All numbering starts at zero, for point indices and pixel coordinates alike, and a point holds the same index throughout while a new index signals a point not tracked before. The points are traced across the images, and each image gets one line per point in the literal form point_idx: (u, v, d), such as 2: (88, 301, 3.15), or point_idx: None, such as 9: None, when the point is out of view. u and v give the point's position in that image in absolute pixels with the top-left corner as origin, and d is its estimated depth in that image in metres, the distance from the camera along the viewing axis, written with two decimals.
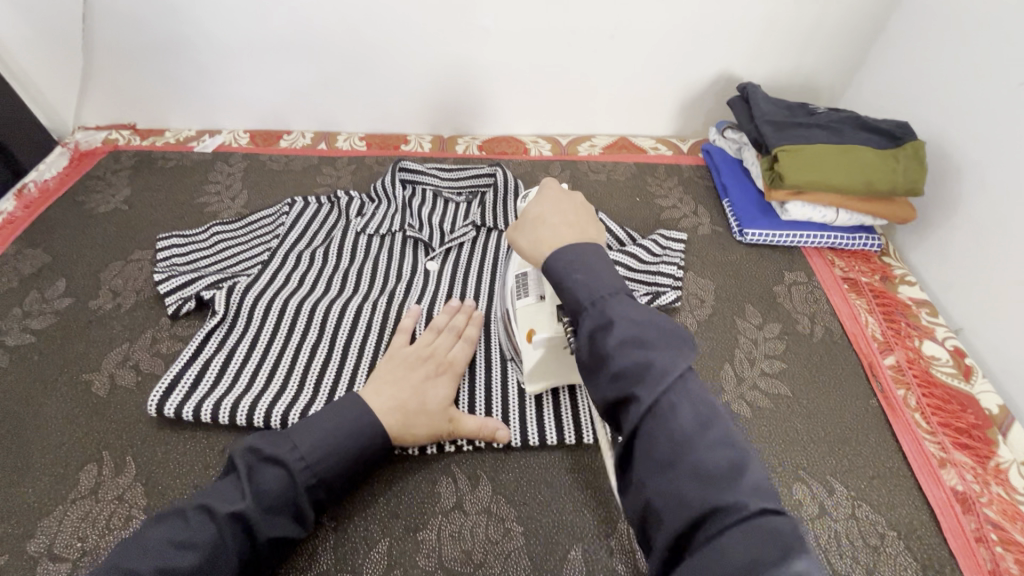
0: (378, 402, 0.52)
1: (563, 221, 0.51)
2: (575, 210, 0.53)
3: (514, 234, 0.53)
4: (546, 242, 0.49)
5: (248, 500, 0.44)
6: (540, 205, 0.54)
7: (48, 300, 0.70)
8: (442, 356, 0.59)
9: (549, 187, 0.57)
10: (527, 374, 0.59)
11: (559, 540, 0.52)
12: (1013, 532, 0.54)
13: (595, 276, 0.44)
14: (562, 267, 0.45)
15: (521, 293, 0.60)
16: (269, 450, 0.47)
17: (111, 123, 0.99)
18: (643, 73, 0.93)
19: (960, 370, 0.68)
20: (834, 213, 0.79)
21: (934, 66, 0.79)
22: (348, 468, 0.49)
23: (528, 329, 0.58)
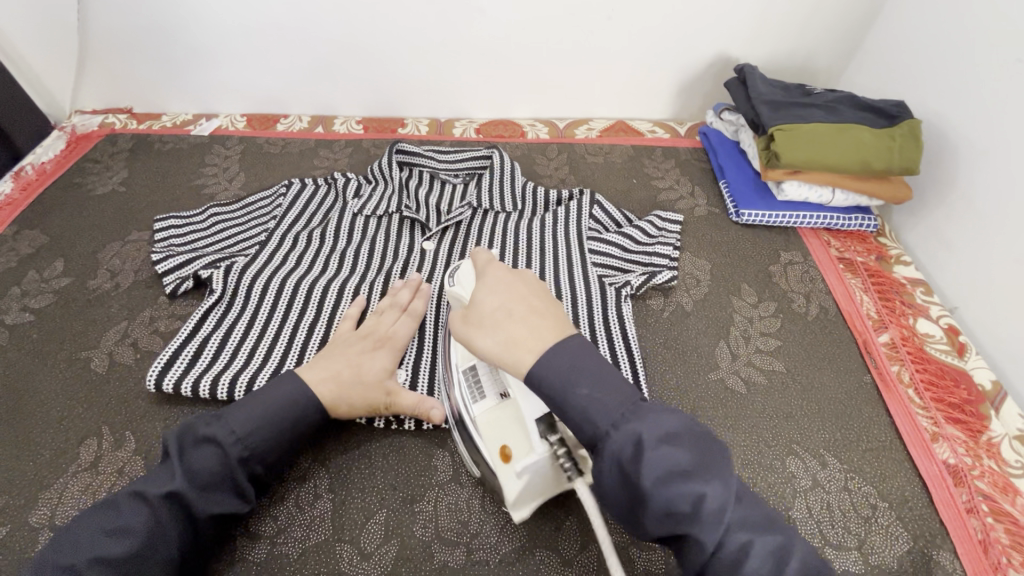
0: (310, 374, 0.53)
1: (524, 304, 0.48)
2: (532, 292, 0.50)
3: (476, 335, 0.48)
4: (522, 342, 0.45)
5: (179, 480, 0.45)
6: (494, 296, 0.50)
7: (46, 280, 0.70)
8: (383, 333, 0.59)
9: (495, 270, 0.53)
10: (510, 503, 0.47)
11: (554, 511, 0.53)
12: (1004, 503, 0.55)
13: (598, 382, 0.42)
14: (562, 382, 0.42)
15: (475, 395, 0.51)
16: (200, 430, 0.47)
17: (108, 107, 0.99)
18: (640, 55, 0.92)
19: (953, 347, 0.68)
20: (830, 193, 0.79)
21: (930, 46, 0.79)
22: (281, 440, 0.50)
23: (500, 449, 0.48)
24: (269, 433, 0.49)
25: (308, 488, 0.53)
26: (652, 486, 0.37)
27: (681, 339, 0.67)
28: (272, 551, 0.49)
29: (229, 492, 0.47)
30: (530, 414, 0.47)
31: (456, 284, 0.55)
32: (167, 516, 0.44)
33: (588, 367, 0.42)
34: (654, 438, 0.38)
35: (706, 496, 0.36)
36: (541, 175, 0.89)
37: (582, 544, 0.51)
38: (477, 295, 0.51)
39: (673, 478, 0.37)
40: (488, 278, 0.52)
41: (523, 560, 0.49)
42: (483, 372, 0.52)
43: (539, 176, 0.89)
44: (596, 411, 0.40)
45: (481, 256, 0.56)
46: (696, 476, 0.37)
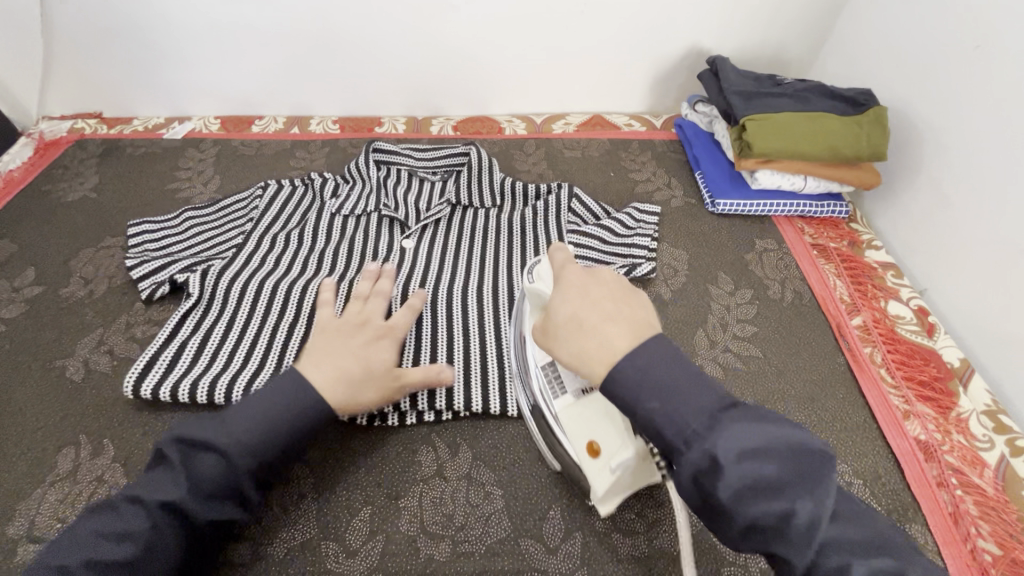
0: (316, 374, 0.50)
1: (601, 311, 0.46)
2: (614, 294, 0.48)
3: (554, 345, 0.47)
4: (599, 354, 0.43)
5: (182, 490, 0.44)
6: (567, 300, 0.48)
7: (17, 289, 0.69)
8: (382, 323, 0.57)
9: (569, 271, 0.51)
10: (600, 498, 0.48)
11: (538, 501, 0.53)
12: (973, 476, 0.57)
13: (672, 399, 0.40)
14: (631, 390, 0.41)
15: (555, 389, 0.53)
16: (201, 437, 0.45)
17: (77, 112, 0.97)
18: (615, 48, 0.93)
19: (923, 328, 0.70)
20: (802, 180, 0.80)
21: (895, 34, 0.81)
22: (285, 448, 0.47)
23: (587, 444, 0.49)
24: (272, 441, 0.46)
25: (292, 489, 0.53)
26: (729, 500, 0.36)
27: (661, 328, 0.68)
28: (257, 552, 0.49)
29: (232, 502, 0.46)
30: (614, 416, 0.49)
31: (535, 280, 0.55)
32: (166, 524, 0.43)
33: (656, 381, 0.40)
34: (733, 458, 0.37)
35: (796, 512, 0.35)
36: (519, 170, 0.90)
37: (566, 532, 0.51)
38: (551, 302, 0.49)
39: (757, 493, 0.36)
40: (566, 275, 0.50)
41: (508, 550, 0.50)
42: (561, 368, 0.53)
43: (518, 172, 0.89)
44: (669, 424, 0.39)
45: (558, 254, 0.54)
46: (784, 492, 0.36)
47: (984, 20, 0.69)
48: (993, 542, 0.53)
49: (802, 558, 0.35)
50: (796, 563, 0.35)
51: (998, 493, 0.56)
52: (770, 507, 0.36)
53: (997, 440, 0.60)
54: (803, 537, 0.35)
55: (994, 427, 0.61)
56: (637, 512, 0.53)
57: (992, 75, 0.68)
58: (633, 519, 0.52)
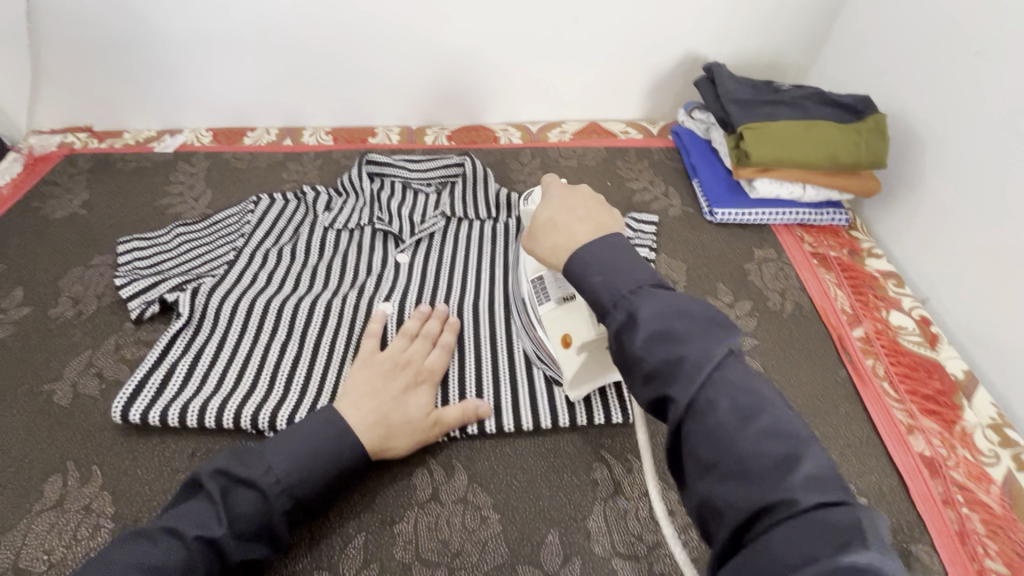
0: (357, 417, 0.51)
1: (574, 215, 0.49)
2: (591, 202, 0.51)
3: (531, 243, 0.51)
4: (563, 244, 0.47)
5: (223, 527, 0.43)
6: (548, 207, 0.51)
7: (4, 310, 0.67)
8: (420, 365, 0.58)
9: (556, 188, 0.54)
10: (569, 383, 0.56)
11: (536, 525, 0.52)
12: (979, 492, 0.56)
13: (615, 272, 0.41)
14: (579, 268, 0.43)
15: (541, 297, 0.59)
16: (242, 472, 0.46)
17: (67, 126, 0.96)
18: (610, 55, 0.92)
19: (925, 338, 0.69)
20: (801, 188, 0.79)
21: (894, 39, 0.80)
22: (327, 484, 0.48)
23: (563, 337, 0.56)
24: (314, 476, 0.48)
25: None
26: (640, 346, 0.37)
27: None
28: None
29: (263, 539, 0.46)
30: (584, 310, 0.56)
31: (529, 204, 0.59)
32: (201, 563, 0.42)
33: (607, 262, 0.42)
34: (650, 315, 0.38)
35: (686, 356, 0.36)
36: (515, 180, 0.89)
37: (565, 558, 0.50)
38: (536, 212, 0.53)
39: (659, 341, 0.37)
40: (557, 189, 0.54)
41: None
42: (548, 281, 0.59)
43: (514, 182, 0.88)
44: (606, 292, 0.41)
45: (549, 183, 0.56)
46: (684, 340, 0.36)
47: (984, 25, 0.68)
48: (1001, 562, 0.52)
49: (685, 393, 0.35)
50: (680, 401, 0.35)
51: (1005, 510, 0.55)
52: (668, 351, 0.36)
53: (1002, 454, 0.59)
54: (690, 377, 0.35)
55: (1000, 441, 0.60)
56: (636, 535, 0.52)
57: (993, 81, 0.67)
58: (633, 543, 0.51)
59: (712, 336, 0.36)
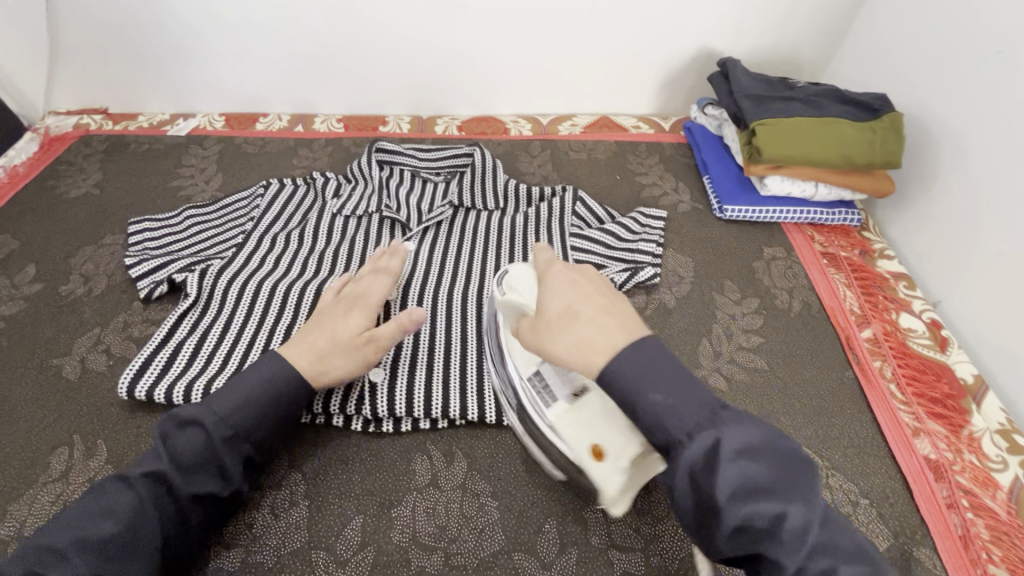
0: (286, 348, 0.53)
1: (591, 305, 0.44)
2: (593, 285, 0.46)
3: (546, 341, 0.44)
4: (589, 344, 0.41)
5: (165, 461, 0.45)
6: (560, 294, 0.45)
7: (17, 286, 0.68)
8: (354, 295, 0.59)
9: (555, 270, 0.47)
10: (611, 502, 0.45)
11: (533, 513, 0.52)
12: (984, 497, 0.55)
13: (674, 391, 0.39)
14: (632, 386, 0.39)
15: (547, 398, 0.49)
16: (183, 414, 0.47)
17: (83, 107, 0.97)
18: (624, 49, 0.91)
19: (936, 341, 0.68)
20: (813, 187, 0.78)
21: (913, 37, 0.78)
22: (269, 418, 0.49)
23: (592, 447, 0.45)
24: (252, 411, 0.48)
25: (284, 494, 0.53)
26: (725, 499, 0.36)
27: (666, 338, 0.67)
28: (246, 559, 0.49)
29: (213, 475, 0.46)
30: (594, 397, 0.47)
31: (509, 290, 0.51)
32: (149, 496, 0.44)
33: (655, 371, 0.40)
34: (732, 450, 0.37)
35: (787, 514, 0.36)
36: (524, 172, 0.88)
37: (560, 547, 0.50)
38: (540, 299, 0.46)
39: (748, 496, 0.36)
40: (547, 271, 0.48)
41: (501, 563, 0.49)
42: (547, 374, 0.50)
43: (522, 174, 0.88)
44: (668, 416, 0.38)
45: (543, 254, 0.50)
46: (777, 493, 0.36)
47: (1006, 24, 0.67)
48: (1005, 568, 0.51)
49: (791, 561, 0.35)
50: (786, 566, 0.35)
51: (1011, 516, 0.54)
52: (764, 508, 0.36)
53: (1010, 460, 0.58)
54: (792, 537, 0.35)
55: (1008, 447, 0.59)
56: (634, 528, 0.52)
57: (1013, 81, 0.66)
58: (631, 535, 0.51)
59: (798, 481, 0.37)
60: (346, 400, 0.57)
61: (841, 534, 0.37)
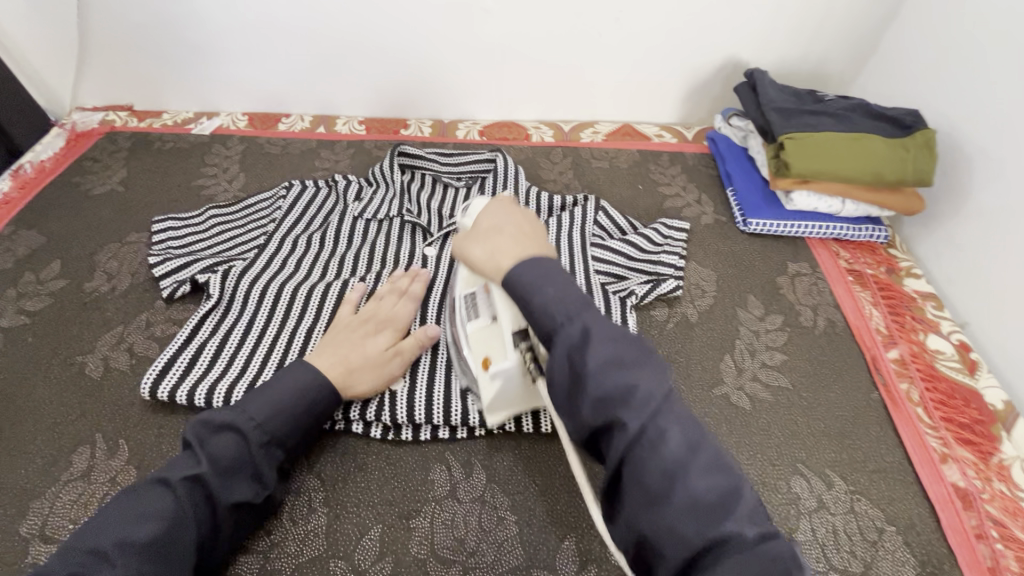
0: (317, 362, 0.54)
1: (510, 227, 0.52)
2: (524, 218, 0.54)
3: (468, 248, 0.53)
4: (504, 253, 0.49)
5: (203, 465, 0.46)
6: (491, 213, 0.55)
7: (42, 281, 0.69)
8: (383, 314, 0.61)
9: (499, 199, 0.57)
10: (487, 406, 0.54)
11: (552, 529, 0.52)
12: (1015, 529, 0.54)
13: (563, 291, 0.44)
14: (528, 285, 0.45)
15: (471, 313, 0.55)
16: (218, 420, 0.48)
17: (109, 104, 0.98)
18: (649, 57, 0.90)
19: (964, 364, 0.66)
20: (840, 203, 0.77)
21: (948, 52, 0.77)
22: (302, 424, 0.51)
23: (482, 358, 0.53)
24: (287, 417, 0.50)
25: (303, 500, 0.53)
26: (593, 368, 0.39)
27: (687, 353, 0.66)
28: (265, 565, 0.49)
29: (249, 480, 0.48)
30: (506, 327, 0.51)
31: (465, 216, 0.58)
32: (189, 501, 0.44)
33: (546, 278, 0.45)
34: (601, 333, 0.41)
35: (638, 386, 0.39)
36: (545, 179, 0.88)
37: (579, 565, 0.50)
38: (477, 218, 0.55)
39: (613, 369, 0.39)
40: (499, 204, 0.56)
41: None
42: (480, 297, 0.55)
43: (543, 181, 0.87)
44: (552, 309, 0.43)
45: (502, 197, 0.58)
46: (633, 369, 0.39)
47: None
48: None
49: (637, 421, 0.37)
50: (631, 426, 0.37)
51: None
52: (619, 380, 0.39)
53: None
54: (642, 403, 0.38)
55: None
56: None
57: None
58: None
59: (649, 362, 0.40)
60: (366, 406, 0.57)
61: (683, 410, 0.39)
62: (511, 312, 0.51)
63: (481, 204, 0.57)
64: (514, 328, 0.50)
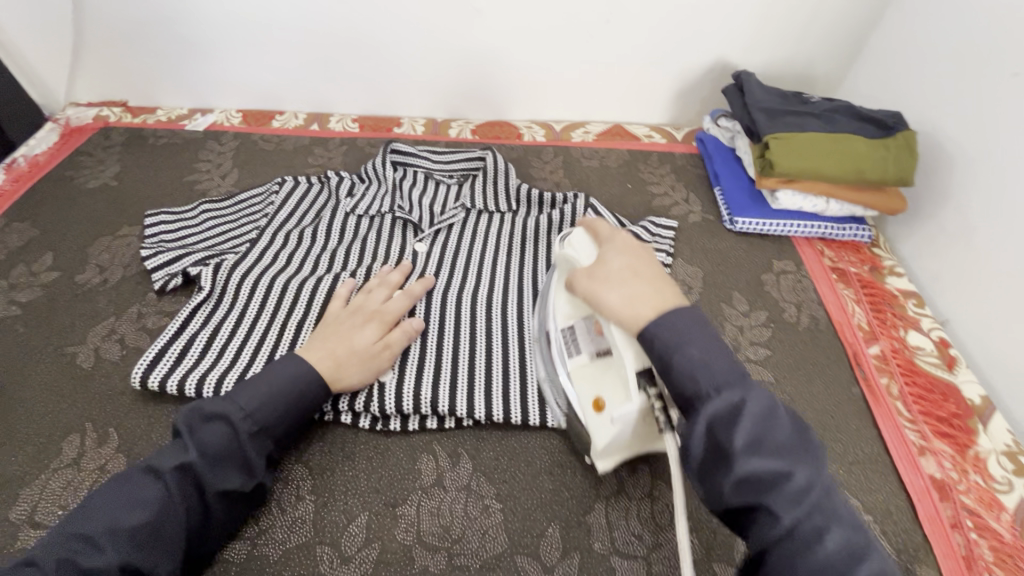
0: (307, 353, 0.55)
1: (646, 275, 0.50)
2: (642, 258, 0.52)
3: (601, 289, 0.50)
4: (651, 301, 0.47)
5: (192, 453, 0.46)
6: (621, 254, 0.52)
7: (34, 273, 0.70)
8: (372, 307, 0.62)
9: (618, 237, 0.55)
10: (599, 451, 0.50)
11: (537, 518, 0.52)
12: (989, 519, 0.55)
13: (709, 355, 0.43)
14: (673, 342, 0.44)
15: (571, 349, 0.54)
16: (209, 409, 0.49)
17: (104, 100, 0.99)
18: (639, 59, 0.92)
19: (943, 360, 0.68)
20: (825, 202, 0.79)
21: (929, 55, 0.79)
22: (290, 414, 0.52)
23: (594, 399, 0.51)
24: (277, 407, 0.51)
25: (290, 489, 0.53)
26: (741, 449, 0.39)
27: None
28: (253, 551, 0.49)
29: (238, 469, 0.48)
30: (629, 367, 0.48)
31: (568, 245, 0.56)
32: (177, 489, 0.45)
33: (700, 341, 0.44)
34: (755, 410, 0.40)
35: (794, 474, 0.38)
36: (536, 177, 0.89)
37: (563, 551, 0.50)
38: (603, 255, 0.53)
39: (762, 451, 0.39)
40: (612, 241, 0.54)
41: (505, 566, 0.49)
42: (580, 330, 0.55)
43: (534, 179, 0.89)
44: (702, 375, 0.42)
45: (597, 224, 0.57)
46: (788, 457, 0.39)
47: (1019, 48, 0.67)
48: None
49: (789, 514, 0.37)
50: (783, 517, 0.37)
51: (1015, 538, 0.53)
52: (768, 464, 0.38)
53: (1015, 482, 0.58)
54: (796, 494, 0.38)
55: (1014, 469, 0.59)
56: (636, 534, 0.52)
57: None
58: (633, 542, 0.51)
59: (808, 449, 0.40)
60: (355, 397, 0.57)
61: (841, 506, 0.39)
62: (632, 350, 0.48)
63: (588, 239, 0.56)
64: (639, 368, 0.48)
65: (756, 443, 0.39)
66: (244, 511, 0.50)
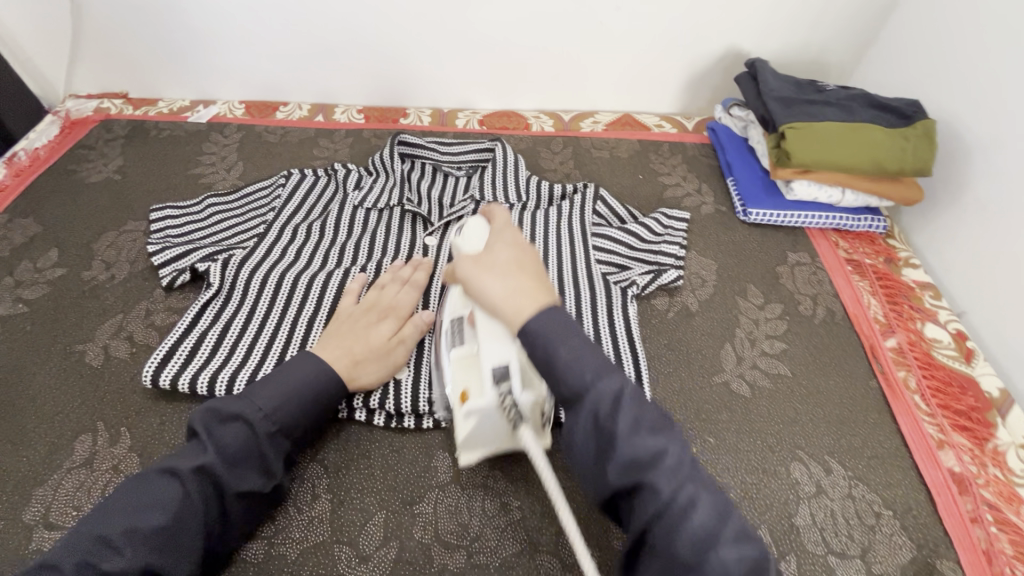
0: (323, 351, 0.54)
1: (528, 266, 0.50)
2: (525, 252, 0.52)
3: (482, 278, 0.50)
4: (531, 294, 0.47)
5: (210, 454, 0.46)
6: (506, 246, 0.52)
7: (39, 270, 0.68)
8: (385, 303, 0.61)
9: (503, 224, 0.56)
10: (461, 446, 0.50)
11: (556, 515, 0.52)
12: (1009, 513, 0.54)
13: (581, 352, 0.44)
14: (547, 338, 0.44)
15: (456, 341, 0.53)
16: (226, 409, 0.48)
17: (103, 91, 0.97)
18: (651, 46, 0.90)
19: (961, 353, 0.67)
20: (841, 192, 0.77)
21: (950, 40, 0.76)
22: (307, 414, 0.51)
23: (461, 391, 0.49)
24: (294, 407, 0.50)
25: (307, 487, 0.53)
26: (625, 431, 0.41)
27: (686, 342, 0.66)
28: (270, 551, 0.49)
29: (257, 469, 0.47)
30: (489, 364, 0.48)
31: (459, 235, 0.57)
32: (198, 491, 0.44)
33: (570, 335, 0.45)
34: (632, 394, 0.42)
35: (665, 454, 0.40)
36: (546, 169, 0.88)
37: None
38: (489, 249, 0.52)
39: (643, 430, 0.41)
40: (499, 231, 0.55)
41: (524, 564, 0.49)
42: (466, 323, 0.53)
43: (544, 171, 0.87)
44: (573, 369, 0.43)
45: (498, 217, 0.58)
46: (661, 437, 0.41)
47: None
48: None
49: (666, 487, 0.39)
50: (661, 491, 0.39)
51: None
52: (647, 444, 0.40)
53: None
54: (668, 468, 0.40)
55: None
56: None
57: None
58: None
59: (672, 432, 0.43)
60: (370, 395, 0.57)
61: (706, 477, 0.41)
62: (506, 347, 0.48)
63: (478, 226, 0.57)
64: (501, 365, 0.48)
65: (638, 425, 0.41)
66: (263, 511, 0.49)
